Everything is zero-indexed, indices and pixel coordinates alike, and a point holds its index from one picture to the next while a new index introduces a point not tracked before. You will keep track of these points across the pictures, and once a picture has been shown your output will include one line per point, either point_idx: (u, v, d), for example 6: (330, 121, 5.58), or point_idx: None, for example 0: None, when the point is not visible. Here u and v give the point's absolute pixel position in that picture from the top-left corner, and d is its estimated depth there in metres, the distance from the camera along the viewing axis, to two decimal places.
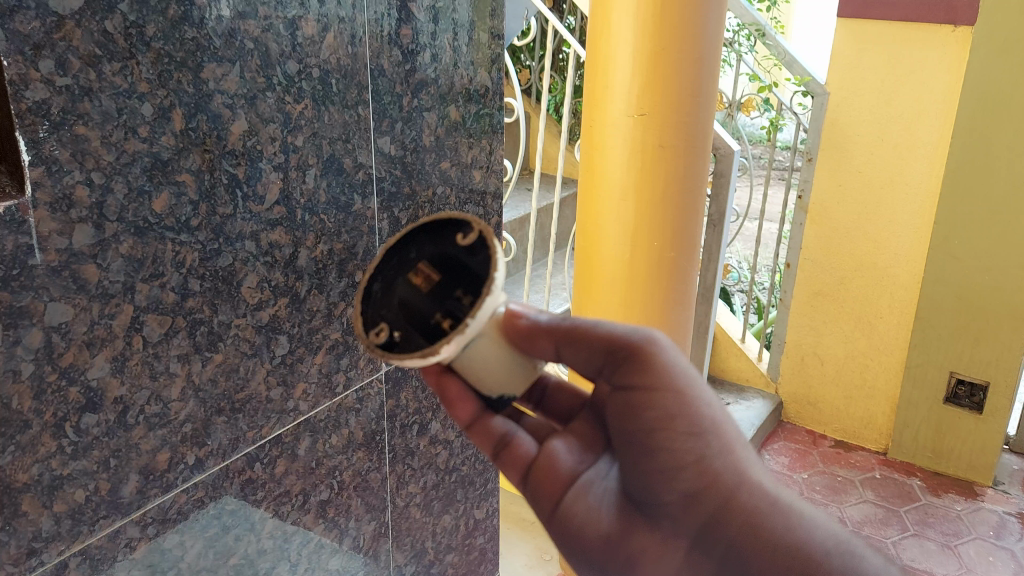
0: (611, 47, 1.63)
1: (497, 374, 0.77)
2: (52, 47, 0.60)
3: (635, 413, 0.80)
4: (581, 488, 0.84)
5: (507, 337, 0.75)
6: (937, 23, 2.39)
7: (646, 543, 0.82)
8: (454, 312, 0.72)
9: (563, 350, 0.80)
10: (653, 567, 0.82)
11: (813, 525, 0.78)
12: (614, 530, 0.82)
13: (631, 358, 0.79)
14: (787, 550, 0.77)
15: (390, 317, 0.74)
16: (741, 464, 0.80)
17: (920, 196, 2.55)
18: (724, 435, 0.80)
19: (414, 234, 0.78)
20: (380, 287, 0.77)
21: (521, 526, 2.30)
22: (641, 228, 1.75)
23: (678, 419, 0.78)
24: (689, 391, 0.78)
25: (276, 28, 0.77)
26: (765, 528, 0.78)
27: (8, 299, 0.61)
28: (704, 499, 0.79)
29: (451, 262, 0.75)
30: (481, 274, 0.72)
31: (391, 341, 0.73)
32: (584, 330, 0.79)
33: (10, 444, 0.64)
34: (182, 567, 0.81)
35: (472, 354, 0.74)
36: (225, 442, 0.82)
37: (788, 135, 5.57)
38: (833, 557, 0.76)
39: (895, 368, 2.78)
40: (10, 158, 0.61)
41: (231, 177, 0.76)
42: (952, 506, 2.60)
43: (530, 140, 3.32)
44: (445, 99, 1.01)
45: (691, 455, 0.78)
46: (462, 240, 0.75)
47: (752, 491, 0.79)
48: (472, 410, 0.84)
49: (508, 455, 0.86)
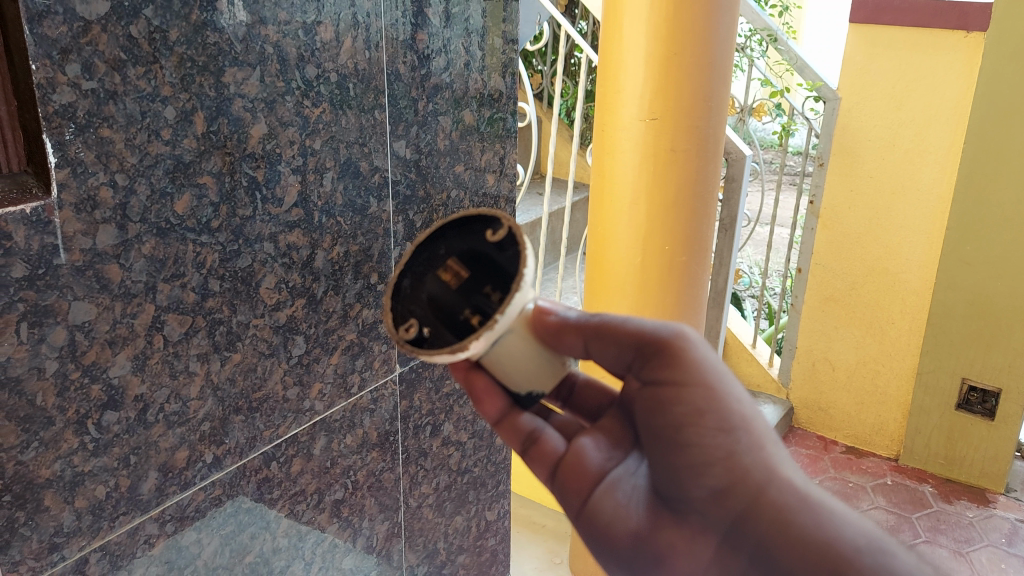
0: (622, 52, 1.65)
1: (526, 370, 0.79)
2: (79, 51, 0.61)
3: (664, 409, 0.79)
4: (610, 485, 0.83)
5: (535, 333, 0.78)
6: (949, 29, 2.39)
7: (674, 538, 0.80)
8: (483, 308, 0.73)
9: (592, 344, 0.81)
10: (682, 561, 0.80)
11: (845, 521, 0.73)
12: (643, 526, 0.81)
13: (662, 352, 0.79)
14: (815, 547, 0.72)
15: (419, 312, 0.76)
16: (771, 460, 0.77)
17: (932, 201, 2.54)
18: (755, 431, 0.78)
19: (443, 230, 0.80)
20: (409, 283, 0.78)
21: (531, 529, 2.31)
22: (653, 232, 1.75)
23: (707, 414, 0.76)
24: (718, 386, 0.77)
25: (295, 33, 0.78)
26: (794, 525, 0.74)
27: (33, 298, 0.63)
28: (732, 496, 0.77)
29: (480, 257, 0.76)
30: (510, 270, 0.74)
31: (421, 337, 0.74)
32: (614, 325, 0.80)
33: (33, 441, 0.65)
34: (198, 564, 0.82)
35: (501, 350, 0.76)
36: (242, 441, 0.83)
37: (799, 142, 5.57)
38: (864, 555, 0.71)
39: (906, 374, 2.77)
40: (38, 160, 0.63)
41: (251, 179, 0.77)
42: (964, 513, 2.59)
43: (542, 144, 3.33)
44: (460, 103, 1.02)
45: (720, 450, 0.76)
46: (491, 237, 0.76)
47: (782, 487, 0.76)
48: (499, 406, 0.85)
49: (536, 452, 0.85)
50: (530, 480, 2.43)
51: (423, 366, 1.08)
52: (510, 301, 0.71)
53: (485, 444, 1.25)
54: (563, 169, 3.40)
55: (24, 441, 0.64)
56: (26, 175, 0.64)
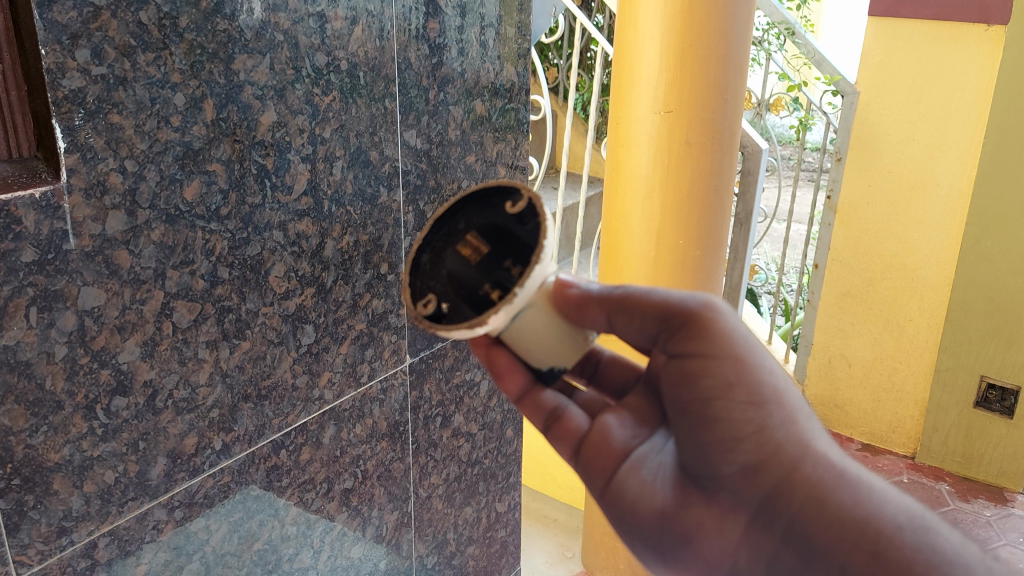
0: (638, 42, 1.64)
1: (547, 345, 0.79)
2: (88, 37, 0.61)
3: (690, 382, 0.77)
4: (635, 463, 0.81)
5: (558, 307, 0.78)
6: (970, 22, 2.37)
7: (702, 518, 0.78)
8: (503, 282, 0.73)
9: (616, 319, 0.81)
10: (710, 540, 0.79)
11: (884, 498, 0.72)
12: (670, 504, 0.79)
13: (689, 325, 0.77)
14: (855, 526, 0.71)
15: (439, 288, 0.76)
16: (805, 435, 0.75)
17: (952, 196, 2.51)
18: (787, 405, 0.76)
19: (463, 204, 0.79)
20: (428, 258, 0.78)
21: (542, 522, 2.31)
22: (668, 223, 1.74)
23: (737, 387, 0.74)
24: (748, 358, 0.75)
25: (306, 22, 0.78)
26: (831, 502, 0.73)
27: (43, 282, 0.63)
28: (764, 472, 0.75)
29: (502, 232, 0.76)
30: (531, 243, 0.74)
31: (439, 312, 0.75)
32: (638, 297, 0.80)
33: (42, 425, 0.65)
34: (206, 551, 0.83)
35: (521, 325, 0.76)
36: (251, 428, 0.84)
37: (817, 137, 5.53)
38: (905, 533, 0.70)
39: (924, 371, 2.74)
40: (47, 145, 0.63)
41: (260, 168, 0.78)
42: (981, 512, 2.56)
43: (557, 138, 3.33)
44: (471, 93, 1.02)
45: (750, 425, 0.75)
46: (510, 209, 0.76)
47: (817, 463, 0.74)
48: (521, 383, 0.85)
49: (559, 430, 0.85)
50: (544, 474, 2.43)
51: (433, 356, 1.08)
52: (528, 274, 0.71)
53: (494, 436, 1.25)
54: (577, 163, 3.39)
55: (33, 425, 0.65)
56: (37, 160, 0.64)
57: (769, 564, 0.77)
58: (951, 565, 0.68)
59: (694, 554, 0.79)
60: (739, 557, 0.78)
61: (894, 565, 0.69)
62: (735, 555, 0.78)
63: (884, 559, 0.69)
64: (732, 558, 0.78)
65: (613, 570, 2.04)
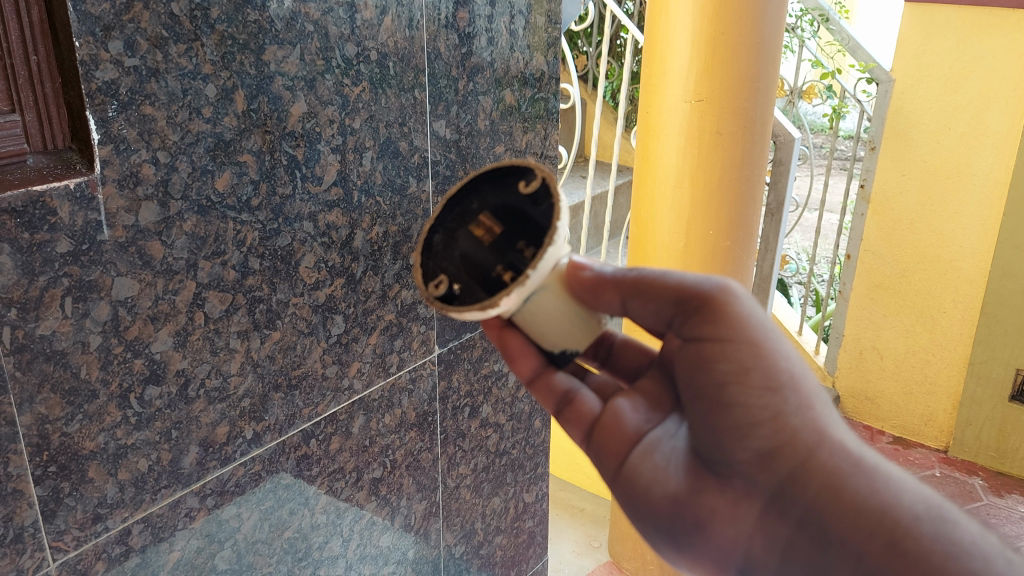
0: (669, 29, 1.61)
1: (559, 330, 0.79)
2: (121, 29, 0.62)
3: (705, 366, 0.75)
4: (647, 448, 0.80)
5: (570, 289, 0.77)
6: (1010, 7, 2.32)
7: (716, 504, 0.77)
8: (516, 264, 0.73)
9: (630, 303, 0.79)
10: (723, 527, 0.77)
11: (902, 486, 0.72)
12: (682, 490, 0.78)
13: (704, 308, 0.75)
14: (871, 514, 0.71)
15: (452, 270, 0.76)
16: (821, 421, 0.74)
17: (988, 186, 2.47)
18: (803, 390, 0.74)
19: (477, 184, 0.78)
20: (440, 239, 0.78)
21: (570, 512, 2.31)
22: (696, 214, 1.73)
23: (753, 372, 0.73)
24: (764, 343, 0.73)
25: (336, 12, 0.78)
26: (848, 489, 0.72)
27: (77, 273, 0.64)
28: (779, 460, 0.74)
29: (515, 212, 0.75)
30: (543, 224, 0.73)
31: (452, 294, 0.74)
32: (654, 280, 0.78)
33: (78, 413, 0.66)
34: (238, 538, 0.84)
35: (534, 307, 0.76)
36: (282, 417, 0.84)
37: (850, 125, 5.47)
38: (923, 523, 0.70)
39: (958, 364, 2.69)
40: (81, 136, 0.64)
41: (291, 158, 0.78)
42: (1015, 507, 2.54)
43: (587, 126, 3.31)
44: (501, 83, 1.01)
45: (766, 411, 0.73)
46: (524, 189, 0.75)
47: (832, 450, 0.73)
48: (533, 365, 0.86)
49: (571, 412, 0.85)
50: (571, 464, 2.43)
51: (461, 347, 1.08)
52: (540, 257, 0.71)
53: (523, 427, 1.25)
54: (606, 152, 3.38)
55: (68, 413, 0.65)
56: (71, 152, 0.65)
57: (785, 551, 0.76)
58: (970, 557, 0.68)
59: (707, 541, 0.78)
60: (754, 543, 0.77)
61: (910, 555, 0.69)
62: (750, 541, 0.78)
63: (902, 549, 0.69)
64: (745, 544, 0.78)
65: (640, 563, 2.02)
